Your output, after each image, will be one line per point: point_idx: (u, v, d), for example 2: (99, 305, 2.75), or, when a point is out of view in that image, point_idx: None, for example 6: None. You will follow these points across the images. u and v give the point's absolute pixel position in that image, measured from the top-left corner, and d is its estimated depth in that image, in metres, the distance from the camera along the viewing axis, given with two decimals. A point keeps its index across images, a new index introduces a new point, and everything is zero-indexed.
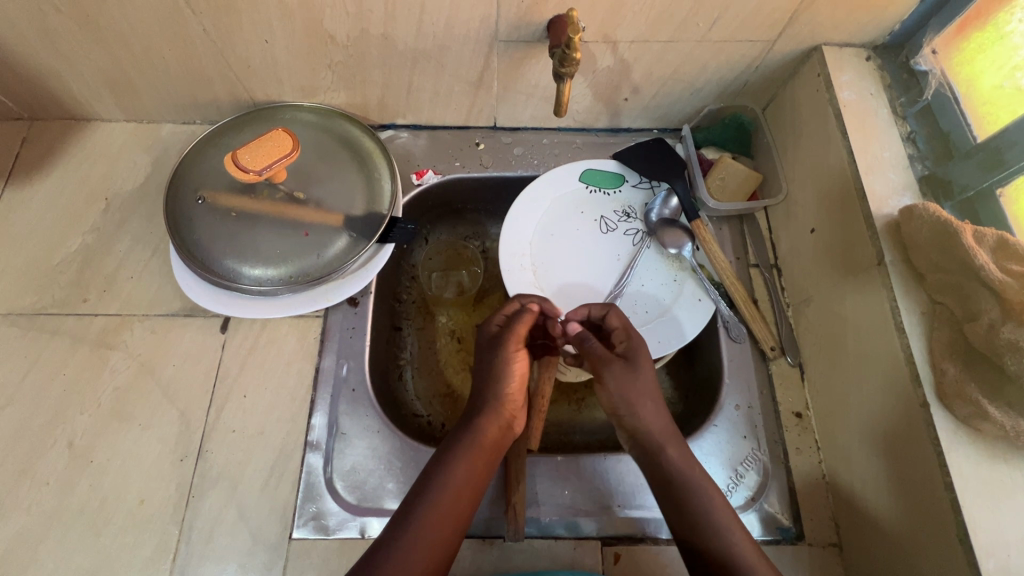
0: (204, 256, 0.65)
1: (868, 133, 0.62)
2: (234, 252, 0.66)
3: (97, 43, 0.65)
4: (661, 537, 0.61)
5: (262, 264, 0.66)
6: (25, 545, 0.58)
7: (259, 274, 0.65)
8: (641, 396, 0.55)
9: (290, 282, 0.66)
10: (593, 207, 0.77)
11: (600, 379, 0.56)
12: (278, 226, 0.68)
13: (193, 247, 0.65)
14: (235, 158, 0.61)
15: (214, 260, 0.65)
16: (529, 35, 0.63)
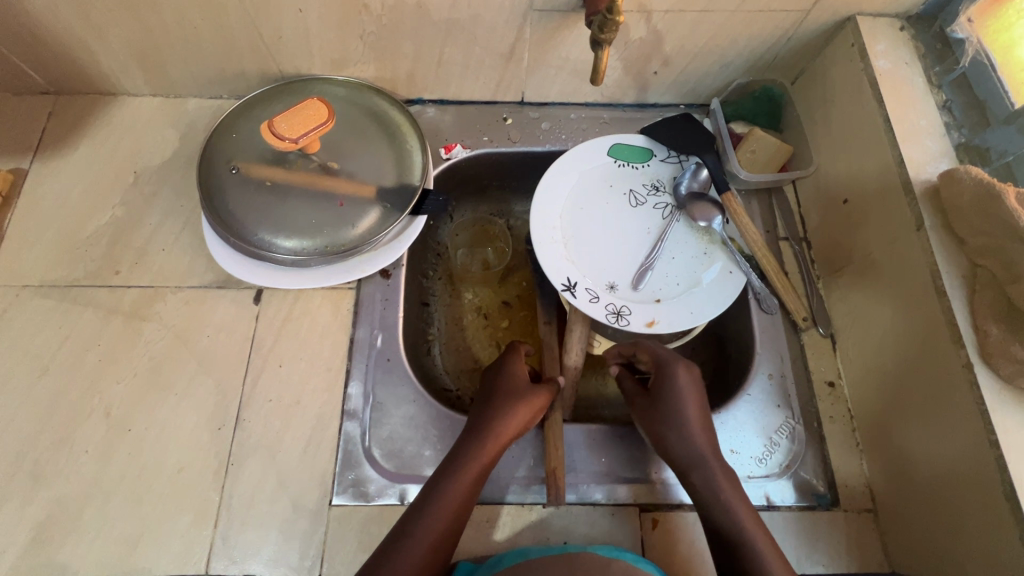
0: (239, 227, 0.65)
1: (904, 102, 0.62)
2: (268, 223, 0.65)
3: (129, 14, 0.64)
4: (690, 504, 0.61)
5: (297, 235, 0.65)
6: (67, 512, 0.58)
7: (293, 245, 0.65)
8: (669, 421, 0.59)
9: (324, 252, 0.65)
10: (622, 181, 0.77)
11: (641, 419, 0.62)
12: (311, 197, 0.67)
13: (228, 218, 0.65)
14: (272, 126, 0.61)
15: (248, 231, 0.65)
16: (564, 4, 0.63)
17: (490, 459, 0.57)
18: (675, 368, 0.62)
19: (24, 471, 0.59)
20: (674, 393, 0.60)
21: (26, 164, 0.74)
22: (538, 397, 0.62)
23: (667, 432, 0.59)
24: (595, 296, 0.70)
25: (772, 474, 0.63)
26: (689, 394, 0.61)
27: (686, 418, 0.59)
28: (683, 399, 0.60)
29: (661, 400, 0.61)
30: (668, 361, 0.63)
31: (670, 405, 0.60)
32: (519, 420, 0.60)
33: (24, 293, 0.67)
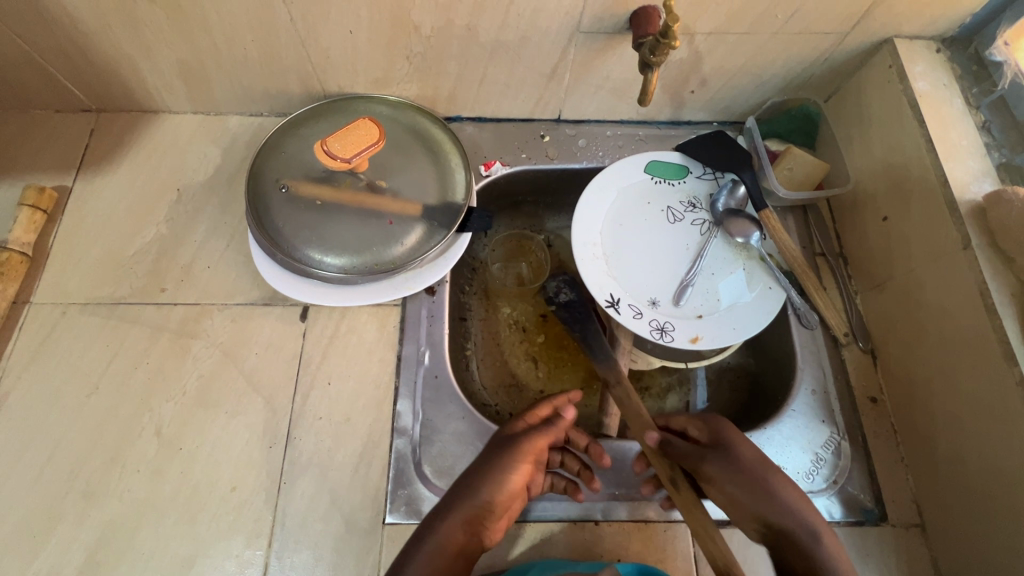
0: (287, 244, 0.65)
1: (945, 123, 0.64)
2: (317, 241, 0.66)
3: (181, 35, 0.65)
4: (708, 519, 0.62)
5: (347, 253, 0.66)
6: (121, 532, 0.58)
7: (341, 262, 0.65)
8: (759, 469, 0.60)
9: (373, 269, 0.66)
10: (659, 198, 0.78)
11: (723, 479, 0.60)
12: (358, 215, 0.68)
13: (277, 235, 0.66)
14: (324, 145, 0.63)
15: (297, 249, 0.65)
16: (611, 26, 0.65)
17: (447, 535, 0.55)
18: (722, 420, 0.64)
19: (76, 490, 0.59)
20: (738, 443, 0.62)
21: (70, 181, 0.74)
22: (504, 467, 0.58)
23: (760, 485, 0.59)
24: (638, 312, 0.71)
25: (819, 490, 0.63)
26: (744, 439, 0.62)
27: (759, 463, 0.60)
28: (744, 444, 0.62)
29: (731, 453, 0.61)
30: (712, 419, 0.65)
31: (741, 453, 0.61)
32: (482, 492, 0.57)
33: (70, 311, 0.67)
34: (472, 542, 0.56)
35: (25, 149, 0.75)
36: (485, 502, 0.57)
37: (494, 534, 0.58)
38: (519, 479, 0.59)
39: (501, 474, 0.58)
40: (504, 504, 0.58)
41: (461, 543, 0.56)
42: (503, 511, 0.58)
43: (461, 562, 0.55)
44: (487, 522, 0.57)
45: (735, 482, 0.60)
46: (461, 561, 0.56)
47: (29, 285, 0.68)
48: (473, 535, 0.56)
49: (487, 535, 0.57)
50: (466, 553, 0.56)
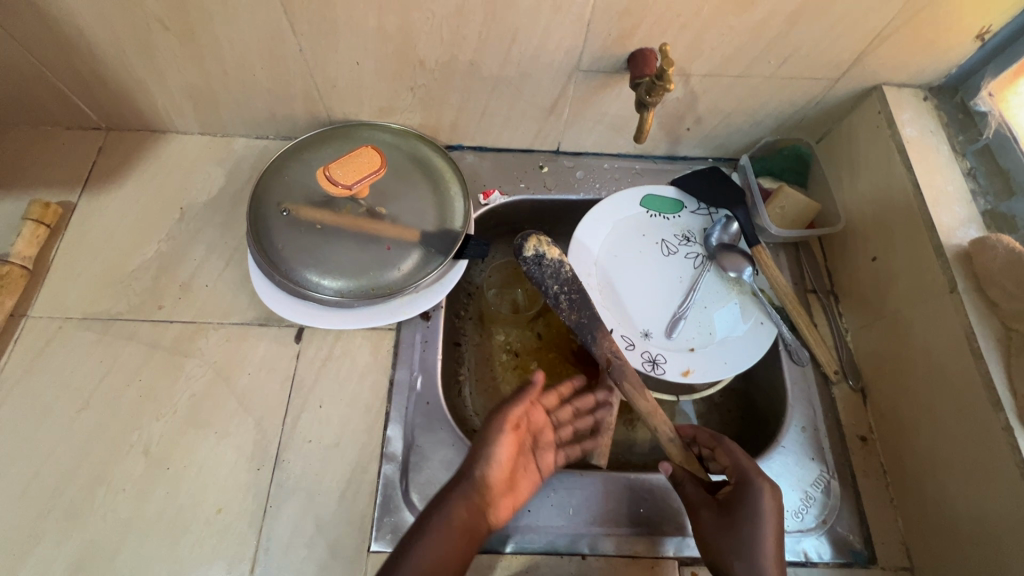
0: (285, 266, 0.66)
1: (932, 168, 0.66)
2: (314, 263, 0.67)
3: (193, 61, 0.67)
4: (695, 557, 0.62)
5: (345, 278, 0.67)
6: (102, 553, 0.57)
7: (338, 285, 0.66)
8: (752, 548, 0.53)
9: (369, 294, 0.66)
10: (654, 231, 0.79)
11: (709, 532, 0.56)
12: (356, 240, 0.68)
13: (275, 257, 0.66)
14: (327, 171, 0.65)
15: (295, 271, 0.66)
16: (609, 66, 0.67)
17: (451, 518, 0.53)
18: (761, 482, 0.56)
19: (60, 508, 0.59)
20: (757, 515, 0.54)
21: (75, 197, 0.76)
22: (488, 441, 0.58)
23: (742, 557, 0.53)
24: (631, 343, 0.71)
25: (809, 529, 0.63)
26: (770, 519, 0.55)
27: (763, 544, 0.53)
28: (762, 521, 0.54)
29: (737, 519, 0.55)
30: (749, 470, 0.57)
31: (747, 525, 0.54)
32: (473, 468, 0.56)
33: (66, 326, 0.68)
34: (475, 521, 0.54)
35: (33, 164, 0.77)
36: (480, 479, 0.56)
37: (498, 510, 0.56)
38: (506, 451, 0.58)
39: (487, 445, 0.58)
40: (499, 478, 0.57)
41: (464, 523, 0.53)
42: (501, 485, 0.57)
43: (469, 542, 0.52)
44: (486, 495, 0.55)
45: (717, 541, 0.55)
46: (469, 542, 0.53)
47: (27, 299, 0.69)
48: (477, 515, 0.54)
49: (490, 512, 0.55)
50: (472, 533, 0.53)
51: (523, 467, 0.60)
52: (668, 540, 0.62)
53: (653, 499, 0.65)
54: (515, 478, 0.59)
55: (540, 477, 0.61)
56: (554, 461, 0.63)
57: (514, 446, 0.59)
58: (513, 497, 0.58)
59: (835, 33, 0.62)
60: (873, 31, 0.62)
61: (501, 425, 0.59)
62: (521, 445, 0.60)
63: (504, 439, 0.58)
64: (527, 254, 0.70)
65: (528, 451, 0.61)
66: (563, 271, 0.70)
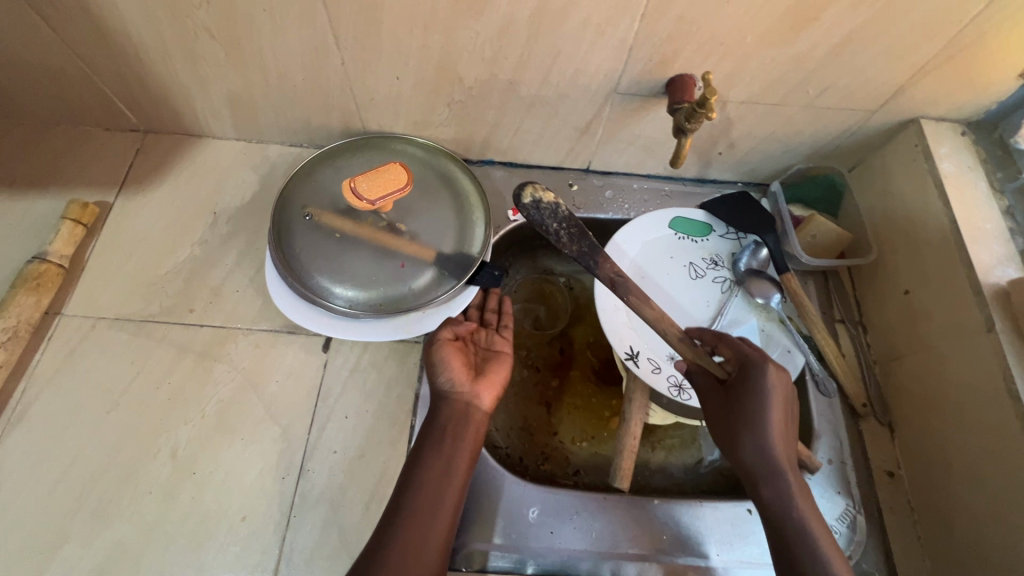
0: (302, 271, 0.67)
1: (969, 205, 0.66)
2: (331, 271, 0.67)
3: (236, 71, 0.68)
4: None
5: (357, 288, 0.67)
6: (128, 555, 0.58)
7: (350, 296, 0.67)
8: (753, 429, 0.57)
9: (377, 310, 0.67)
10: (682, 253, 0.79)
11: (715, 412, 0.60)
12: (373, 253, 0.69)
13: (294, 262, 0.67)
14: (353, 185, 0.68)
15: (311, 276, 0.67)
16: (647, 90, 0.67)
17: (448, 423, 0.60)
18: (763, 367, 0.59)
19: (87, 507, 0.59)
20: (762, 396, 0.58)
21: (112, 198, 0.77)
22: (438, 358, 0.63)
23: (748, 432, 0.57)
24: (657, 366, 0.71)
25: None
26: (774, 398, 0.58)
27: (767, 423, 0.57)
28: (769, 403, 0.57)
29: (743, 402, 0.58)
30: (753, 358, 0.60)
31: (752, 406, 0.58)
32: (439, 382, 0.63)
33: (99, 325, 0.68)
34: (468, 413, 0.61)
35: (73, 164, 0.79)
36: (450, 385, 0.62)
37: (483, 400, 0.63)
38: (454, 355, 0.63)
39: (439, 367, 0.63)
40: (463, 374, 0.63)
41: (458, 420, 0.61)
42: (469, 379, 0.63)
43: (474, 428, 0.60)
44: (464, 388, 0.62)
45: (722, 421, 0.59)
46: (474, 428, 0.61)
47: (62, 297, 0.70)
48: (467, 407, 0.62)
49: (478, 400, 0.62)
50: (471, 421, 0.61)
51: (482, 361, 0.66)
52: (690, 567, 0.62)
53: (675, 524, 0.64)
54: (482, 370, 0.65)
55: (508, 354, 0.68)
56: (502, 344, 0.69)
57: (459, 349, 0.65)
58: (493, 383, 0.64)
59: (875, 66, 0.62)
60: (915, 65, 0.62)
61: (441, 345, 0.64)
62: (466, 348, 0.66)
63: (452, 350, 0.64)
64: (524, 200, 0.70)
65: (480, 351, 0.68)
66: (560, 210, 0.70)
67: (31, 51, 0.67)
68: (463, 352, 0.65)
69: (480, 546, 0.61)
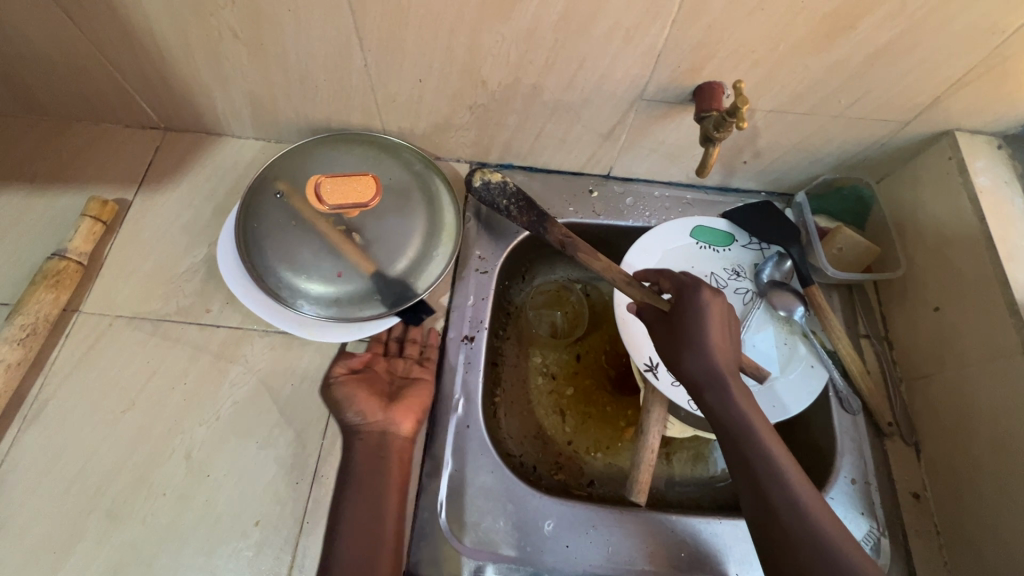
0: (252, 246, 0.65)
1: (1005, 221, 0.64)
2: (277, 253, 0.64)
3: (258, 71, 0.68)
4: None
5: (290, 276, 0.64)
6: (142, 557, 0.57)
7: (281, 281, 0.64)
8: (691, 342, 0.57)
9: (294, 307, 0.64)
10: (704, 263, 0.77)
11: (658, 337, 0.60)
12: (318, 246, 0.64)
13: (249, 237, 0.65)
14: (318, 185, 0.65)
15: (257, 254, 0.65)
16: (673, 97, 0.66)
17: (361, 465, 0.61)
18: (696, 287, 0.61)
19: (101, 508, 0.59)
20: (698, 313, 0.58)
21: (130, 196, 0.77)
22: (338, 400, 0.64)
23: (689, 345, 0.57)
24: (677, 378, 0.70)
25: None
26: (711, 314, 0.58)
27: (706, 336, 0.57)
28: (706, 318, 0.58)
29: (682, 319, 0.59)
30: (689, 284, 0.62)
31: (691, 323, 0.58)
32: (342, 422, 0.63)
33: (117, 324, 0.68)
34: (382, 448, 0.62)
35: (94, 160, 0.79)
36: (354, 423, 0.63)
37: (401, 426, 0.63)
38: (353, 393, 0.64)
39: (345, 404, 0.64)
40: (365, 411, 0.63)
41: (372, 458, 0.61)
42: (374, 413, 0.63)
43: (392, 464, 0.62)
44: (369, 424, 0.63)
45: (666, 343, 0.59)
46: (392, 463, 0.62)
47: (80, 295, 0.70)
48: (379, 442, 0.62)
49: (388, 433, 0.63)
50: (387, 456, 0.62)
51: (391, 392, 0.66)
52: None
53: (693, 542, 0.63)
54: (392, 402, 0.65)
55: (421, 380, 0.67)
56: (414, 371, 0.68)
57: (359, 386, 0.65)
58: (402, 415, 0.64)
59: (912, 77, 0.60)
60: (953, 76, 0.60)
61: (338, 385, 0.65)
62: (371, 382, 0.66)
63: (351, 389, 0.65)
64: (475, 184, 0.76)
65: (392, 380, 0.67)
66: (509, 187, 0.76)
67: (53, 47, 0.67)
68: (363, 387, 0.65)
69: (493, 558, 0.60)
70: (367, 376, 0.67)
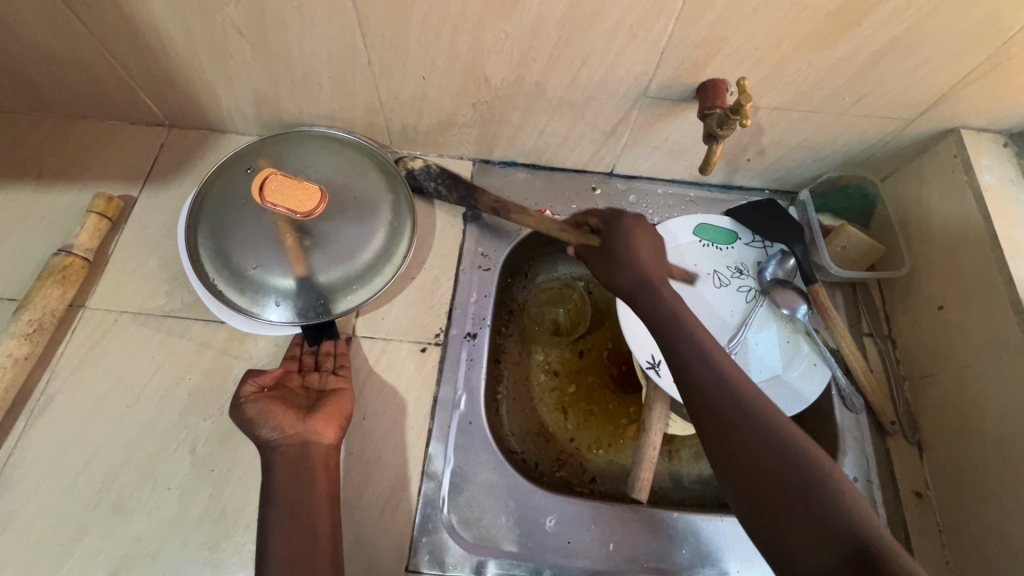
0: (203, 216, 0.68)
1: (1010, 219, 0.64)
2: (229, 225, 0.67)
3: (263, 68, 0.68)
4: None
5: (231, 249, 0.66)
6: (147, 550, 0.58)
7: (217, 251, 0.66)
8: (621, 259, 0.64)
9: (208, 279, 0.66)
10: (707, 261, 0.77)
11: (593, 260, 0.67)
12: (262, 226, 0.67)
13: (201, 205, 0.69)
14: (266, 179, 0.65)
15: (203, 221, 0.68)
16: (677, 94, 0.66)
17: (283, 480, 0.57)
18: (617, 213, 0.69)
19: (107, 501, 0.60)
20: (623, 235, 0.66)
21: (135, 192, 0.77)
22: (250, 414, 0.59)
23: (620, 262, 0.64)
24: None
25: None
26: (635, 234, 0.66)
27: (633, 253, 0.64)
28: (630, 236, 0.66)
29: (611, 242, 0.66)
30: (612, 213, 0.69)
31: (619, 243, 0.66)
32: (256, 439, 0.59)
33: (122, 320, 0.69)
34: (306, 457, 0.58)
35: (100, 157, 0.79)
36: (270, 435, 0.59)
37: (324, 435, 0.60)
38: (265, 404, 0.60)
39: (258, 420, 0.59)
40: (282, 420, 0.59)
41: (296, 469, 0.57)
42: (292, 422, 0.59)
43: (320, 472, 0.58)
44: (289, 433, 0.58)
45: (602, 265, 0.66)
46: (321, 473, 0.58)
47: (86, 290, 0.70)
48: (302, 452, 0.58)
49: (313, 441, 0.59)
50: (310, 464, 0.58)
51: (307, 404, 0.62)
52: None
53: (694, 539, 0.63)
54: (310, 411, 0.61)
55: (341, 389, 0.64)
56: (331, 383, 0.65)
57: (272, 397, 0.61)
58: (323, 422, 0.60)
59: (917, 74, 0.60)
60: (959, 73, 0.60)
61: (247, 399, 0.60)
62: (284, 395, 0.62)
63: (263, 401, 0.60)
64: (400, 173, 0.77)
65: (309, 395, 0.63)
66: (432, 168, 0.77)
67: (59, 44, 0.67)
68: (276, 398, 0.61)
69: (495, 554, 0.60)
70: (279, 391, 0.62)
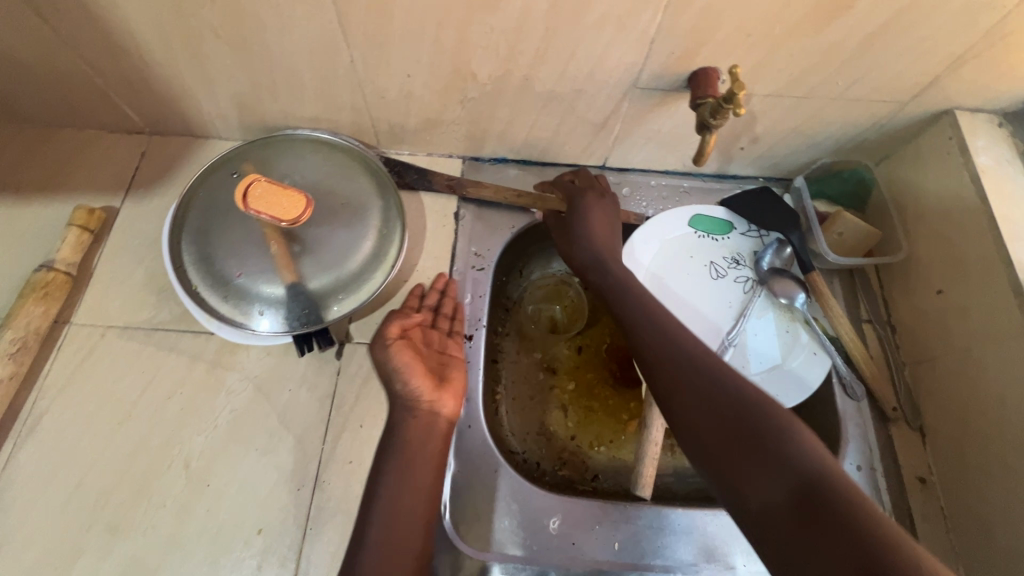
0: (184, 219, 0.67)
1: (1007, 200, 0.63)
2: (211, 228, 0.66)
3: (242, 70, 0.66)
4: None
5: (215, 254, 0.64)
6: (144, 570, 0.57)
7: (201, 254, 0.65)
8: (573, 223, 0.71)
9: (191, 286, 0.64)
10: (703, 253, 0.76)
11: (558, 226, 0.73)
12: (246, 228, 0.65)
13: (184, 208, 0.67)
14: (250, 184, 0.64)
15: (187, 226, 0.66)
16: (668, 84, 0.64)
17: (406, 443, 0.58)
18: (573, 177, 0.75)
19: (101, 522, 0.58)
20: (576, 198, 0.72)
21: (117, 203, 0.75)
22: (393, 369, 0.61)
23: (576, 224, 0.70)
24: None
25: None
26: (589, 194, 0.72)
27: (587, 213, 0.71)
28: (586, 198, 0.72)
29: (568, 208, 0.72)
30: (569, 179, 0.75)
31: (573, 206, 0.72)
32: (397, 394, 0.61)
33: (109, 335, 0.67)
34: (428, 425, 0.59)
35: (79, 167, 0.77)
36: (407, 392, 0.60)
37: (446, 407, 0.61)
38: (406, 359, 0.62)
39: (400, 375, 0.61)
40: (422, 381, 0.60)
41: (418, 439, 0.58)
42: (430, 385, 0.61)
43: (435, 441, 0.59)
44: (427, 397, 0.60)
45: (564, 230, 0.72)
46: (442, 441, 0.59)
47: (71, 306, 0.68)
48: (428, 418, 0.59)
49: (440, 406, 0.60)
50: (428, 430, 0.59)
51: (439, 364, 0.64)
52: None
53: (700, 535, 0.62)
54: (442, 374, 0.63)
55: (461, 357, 0.66)
56: (455, 345, 0.67)
57: (410, 351, 0.62)
58: (455, 389, 0.62)
59: (911, 56, 0.59)
60: (953, 54, 0.59)
61: (393, 349, 0.62)
62: (417, 349, 0.64)
63: (404, 352, 0.62)
64: None
65: (433, 353, 0.65)
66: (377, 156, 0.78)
67: (30, 53, 0.65)
68: (415, 353, 0.63)
69: (499, 559, 0.60)
70: (417, 347, 0.64)
